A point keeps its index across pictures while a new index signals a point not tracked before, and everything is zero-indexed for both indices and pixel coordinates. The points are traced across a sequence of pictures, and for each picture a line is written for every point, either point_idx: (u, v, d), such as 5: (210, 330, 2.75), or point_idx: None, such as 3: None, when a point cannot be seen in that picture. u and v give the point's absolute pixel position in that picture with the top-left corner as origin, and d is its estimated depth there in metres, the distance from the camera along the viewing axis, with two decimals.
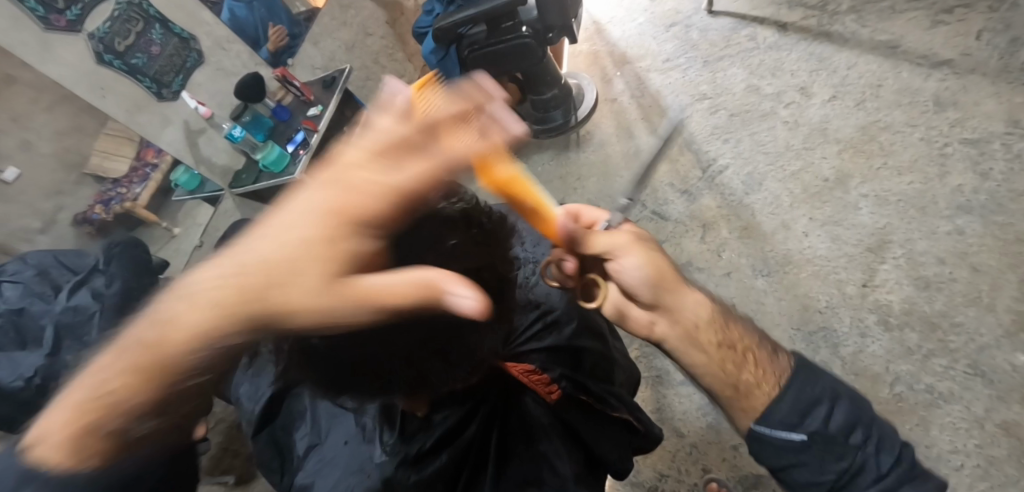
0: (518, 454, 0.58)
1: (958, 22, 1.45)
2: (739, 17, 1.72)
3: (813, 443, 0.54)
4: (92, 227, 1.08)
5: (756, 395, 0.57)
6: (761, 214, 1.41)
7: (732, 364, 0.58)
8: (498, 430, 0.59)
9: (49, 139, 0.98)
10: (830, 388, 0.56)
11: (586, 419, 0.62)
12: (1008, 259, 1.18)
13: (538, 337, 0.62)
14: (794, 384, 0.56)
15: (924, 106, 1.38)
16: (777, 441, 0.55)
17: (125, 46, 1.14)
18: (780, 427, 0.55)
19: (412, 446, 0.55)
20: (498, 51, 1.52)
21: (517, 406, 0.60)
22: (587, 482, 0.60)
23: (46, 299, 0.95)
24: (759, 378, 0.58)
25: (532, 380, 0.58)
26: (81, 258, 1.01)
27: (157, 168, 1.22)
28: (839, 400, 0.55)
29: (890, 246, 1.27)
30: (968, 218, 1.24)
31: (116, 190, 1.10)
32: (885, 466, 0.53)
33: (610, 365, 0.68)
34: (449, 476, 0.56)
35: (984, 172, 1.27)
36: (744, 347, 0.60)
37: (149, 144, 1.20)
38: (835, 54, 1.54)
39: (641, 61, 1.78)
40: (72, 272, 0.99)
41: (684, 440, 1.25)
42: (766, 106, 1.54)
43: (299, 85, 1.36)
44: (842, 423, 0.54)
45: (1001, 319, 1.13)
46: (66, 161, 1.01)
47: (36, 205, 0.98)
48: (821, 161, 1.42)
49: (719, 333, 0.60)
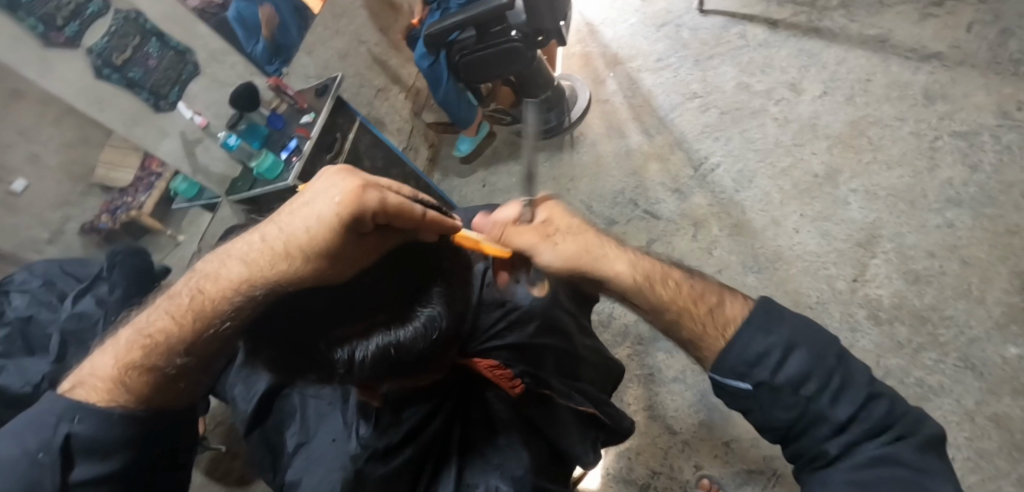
0: (479, 447, 0.60)
1: (948, 15, 1.44)
2: (730, 15, 1.72)
3: (759, 395, 0.48)
4: (99, 235, 1.16)
5: (703, 345, 0.51)
6: (752, 212, 1.42)
7: (679, 304, 0.53)
8: (462, 425, 0.61)
9: (56, 151, 1.07)
10: (790, 332, 0.48)
11: (547, 415, 0.65)
12: (998, 251, 1.18)
13: (499, 336, 0.64)
14: (744, 334, 0.49)
15: (914, 100, 1.38)
16: (724, 384, 0.50)
17: (123, 60, 1.17)
18: (726, 373, 0.49)
19: (381, 441, 0.56)
20: (487, 55, 1.54)
21: (481, 398, 0.63)
22: (551, 473, 0.63)
23: (52, 306, 1.00)
24: (701, 305, 0.53)
25: (495, 375, 0.59)
26: (84, 266, 1.08)
27: (161, 178, 1.28)
28: (795, 347, 0.48)
29: (880, 241, 1.27)
30: (958, 211, 1.24)
31: (122, 199, 1.18)
32: (843, 415, 0.46)
33: (575, 362, 0.72)
34: (414, 470, 0.58)
35: (974, 164, 1.27)
36: (679, 308, 0.52)
37: (153, 155, 1.26)
38: (825, 50, 1.54)
39: (633, 62, 1.79)
40: (77, 278, 1.05)
41: (676, 437, 1.26)
42: (756, 103, 1.55)
43: (292, 94, 1.38)
44: (793, 375, 0.47)
45: (992, 311, 1.13)
46: (72, 172, 1.09)
47: (43, 215, 1.07)
48: (811, 157, 1.42)
49: (653, 291, 0.53)
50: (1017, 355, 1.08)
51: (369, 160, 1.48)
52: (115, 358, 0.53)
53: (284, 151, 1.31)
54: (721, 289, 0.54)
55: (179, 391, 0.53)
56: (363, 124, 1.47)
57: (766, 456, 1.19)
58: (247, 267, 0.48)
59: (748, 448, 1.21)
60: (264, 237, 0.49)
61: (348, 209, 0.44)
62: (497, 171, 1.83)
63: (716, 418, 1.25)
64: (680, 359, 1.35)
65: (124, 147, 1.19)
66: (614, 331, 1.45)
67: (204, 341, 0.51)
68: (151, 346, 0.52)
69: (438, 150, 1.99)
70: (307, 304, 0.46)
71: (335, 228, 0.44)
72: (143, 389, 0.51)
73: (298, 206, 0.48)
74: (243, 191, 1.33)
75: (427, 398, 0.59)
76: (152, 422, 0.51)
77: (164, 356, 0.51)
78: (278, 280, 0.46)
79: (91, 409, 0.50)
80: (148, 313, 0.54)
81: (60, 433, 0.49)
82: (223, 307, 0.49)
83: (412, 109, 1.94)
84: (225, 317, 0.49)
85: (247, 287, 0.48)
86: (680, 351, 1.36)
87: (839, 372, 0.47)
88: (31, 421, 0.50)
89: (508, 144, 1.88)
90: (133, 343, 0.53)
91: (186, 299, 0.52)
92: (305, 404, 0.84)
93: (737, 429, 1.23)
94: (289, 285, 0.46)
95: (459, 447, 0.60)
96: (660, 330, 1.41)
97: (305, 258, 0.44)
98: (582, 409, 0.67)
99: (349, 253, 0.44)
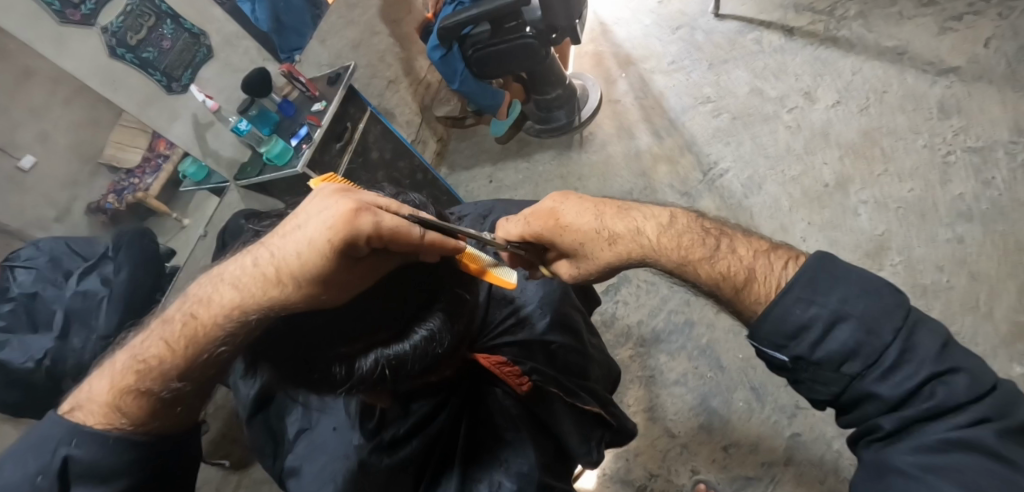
0: (485, 446, 0.60)
1: (966, 29, 1.43)
2: (746, 21, 1.71)
3: (800, 364, 0.48)
4: (105, 216, 1.11)
5: (744, 294, 0.51)
6: (760, 218, 1.41)
7: (704, 246, 0.55)
8: (469, 421, 0.62)
9: (66, 130, 1.04)
10: (839, 301, 0.46)
11: (555, 414, 0.64)
12: (1007, 268, 1.17)
13: (510, 332, 0.66)
14: (789, 295, 0.48)
15: (928, 112, 1.37)
16: (772, 356, 0.50)
17: (137, 40, 1.17)
18: (766, 343, 0.50)
19: (387, 432, 0.56)
20: (501, 50, 1.54)
21: (488, 394, 0.63)
22: (555, 472, 0.63)
23: (57, 284, 0.97)
24: (736, 274, 0.53)
25: (503, 372, 0.59)
26: (90, 245, 1.04)
27: (169, 160, 1.26)
28: (845, 319, 0.45)
29: (888, 252, 1.27)
30: (968, 226, 1.23)
31: (129, 180, 1.15)
32: (901, 390, 0.43)
33: (583, 361, 0.71)
34: (419, 463, 0.58)
35: (987, 180, 1.26)
36: (722, 256, 0.54)
37: (161, 136, 1.25)
38: (841, 59, 1.53)
39: (646, 63, 1.78)
40: (82, 257, 1.02)
41: (675, 440, 1.26)
42: (769, 109, 1.54)
43: (304, 81, 1.37)
44: (838, 350, 0.45)
45: (998, 328, 1.13)
46: (81, 151, 1.07)
47: (52, 195, 1.03)
48: (822, 166, 1.41)
49: (682, 248, 0.55)
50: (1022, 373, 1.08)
51: (378, 151, 1.47)
52: (109, 383, 0.51)
53: (294, 138, 1.31)
54: (767, 250, 0.53)
55: (177, 416, 0.50)
56: (374, 114, 1.46)
57: (764, 462, 1.18)
58: (239, 290, 0.47)
59: (746, 453, 1.20)
60: (256, 259, 0.48)
61: (341, 234, 0.43)
62: (505, 167, 1.83)
63: (716, 422, 1.25)
64: (681, 363, 1.35)
65: (134, 127, 1.18)
66: (616, 332, 1.45)
67: (200, 365, 0.49)
68: (144, 371, 0.50)
69: (447, 144, 1.99)
70: (300, 326, 0.46)
71: (328, 255, 0.43)
72: (140, 412, 0.49)
73: (289, 228, 0.46)
74: (251, 176, 1.33)
75: (438, 393, 0.59)
76: (152, 448, 0.49)
77: (158, 381, 0.49)
78: (275, 305, 0.45)
79: (92, 434, 0.47)
80: (138, 336, 0.53)
81: (58, 456, 0.47)
82: (218, 331, 0.48)
83: (423, 102, 1.94)
84: (222, 342, 0.48)
85: (242, 311, 0.47)
86: (682, 354, 1.36)
87: (896, 346, 0.44)
88: (31, 444, 0.48)
89: (517, 141, 1.88)
90: (127, 368, 0.51)
91: (178, 323, 0.50)
92: None
93: (736, 434, 1.22)
94: (281, 311, 0.46)
95: (466, 443, 0.60)
96: (662, 332, 1.41)
97: (296, 284, 0.44)
98: (589, 410, 0.67)
99: (347, 277, 0.44)
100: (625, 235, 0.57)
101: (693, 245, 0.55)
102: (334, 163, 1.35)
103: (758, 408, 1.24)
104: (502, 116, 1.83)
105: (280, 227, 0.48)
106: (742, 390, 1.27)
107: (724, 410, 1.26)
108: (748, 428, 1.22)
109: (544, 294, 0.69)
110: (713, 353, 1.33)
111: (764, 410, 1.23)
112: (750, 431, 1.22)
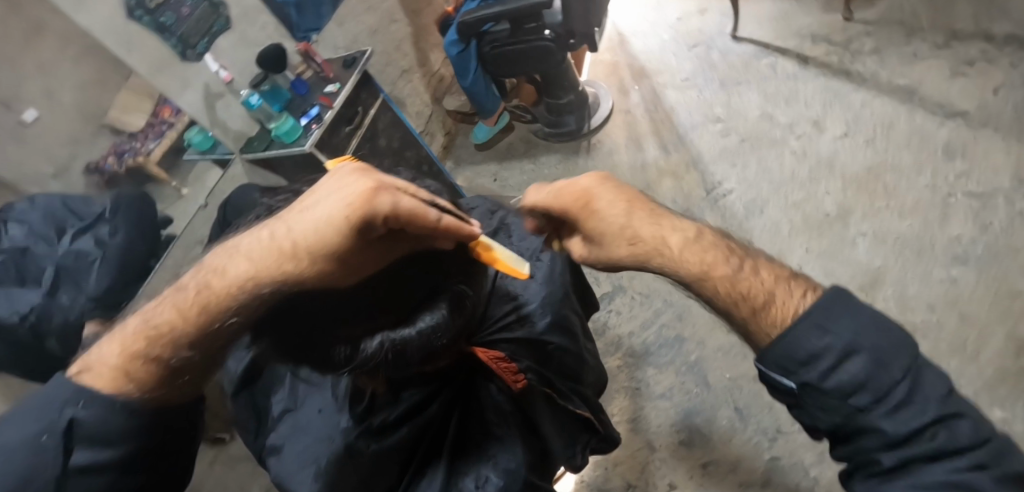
0: (474, 441, 0.59)
1: (978, 75, 1.43)
2: (762, 45, 1.71)
3: (804, 393, 0.47)
4: (102, 178, 1.10)
5: (761, 317, 0.49)
6: (759, 240, 1.42)
7: (729, 267, 0.52)
8: (460, 414, 0.61)
9: (73, 88, 1.03)
10: (853, 334, 0.45)
11: (545, 413, 0.65)
12: (998, 313, 1.18)
13: (509, 329, 0.65)
14: (802, 324, 0.47)
15: (934, 153, 1.38)
16: (778, 380, 0.49)
17: (156, 4, 1.17)
18: (777, 369, 0.49)
19: (376, 418, 0.57)
20: (518, 50, 1.55)
21: (480, 390, 0.62)
22: (539, 473, 0.63)
23: (50, 241, 0.96)
24: (757, 296, 0.50)
25: (500, 368, 0.59)
26: (87, 204, 1.02)
27: (173, 128, 1.25)
28: (857, 352, 0.45)
29: (882, 286, 1.28)
30: (963, 268, 1.25)
31: (131, 143, 1.15)
32: (906, 429, 0.43)
33: (578, 364, 0.71)
34: (405, 452, 0.58)
35: (985, 224, 1.27)
36: (747, 279, 0.51)
37: (168, 102, 1.24)
38: (852, 91, 1.54)
39: (659, 77, 1.79)
40: (77, 216, 1.00)
41: (656, 453, 1.26)
42: (777, 135, 1.55)
43: (320, 61, 1.37)
44: (849, 382, 0.45)
45: (983, 371, 1.14)
46: (85, 110, 1.05)
47: (53, 152, 1.02)
48: (825, 195, 1.43)
49: (705, 264, 0.52)
50: (1002, 417, 1.09)
51: (386, 138, 1.46)
52: (115, 351, 0.48)
53: (304, 117, 1.31)
54: (784, 275, 0.52)
55: (182, 387, 0.49)
56: (386, 101, 1.46)
57: (742, 483, 1.19)
58: (249, 266, 0.46)
59: (725, 472, 1.20)
60: (272, 233, 0.46)
61: (359, 212, 0.42)
62: (510, 167, 1.83)
63: (697, 439, 1.25)
64: (668, 377, 1.35)
65: (139, 92, 1.17)
66: (607, 341, 1.45)
67: (209, 338, 0.48)
68: (154, 337, 0.48)
69: (455, 138, 1.99)
70: (309, 305, 0.45)
71: (345, 232, 0.42)
72: (149, 380, 0.47)
73: (308, 205, 0.45)
74: (258, 151, 1.32)
75: (430, 383, 0.58)
76: (158, 418, 0.48)
77: (166, 349, 0.48)
78: (290, 279, 0.44)
79: (96, 395, 0.46)
80: (148, 304, 0.52)
81: (65, 417, 0.46)
82: (230, 303, 0.46)
83: (435, 94, 1.93)
84: (233, 314, 0.46)
85: (255, 284, 0.45)
86: (670, 369, 1.36)
87: (905, 384, 0.43)
88: (37, 404, 0.46)
89: (524, 141, 1.88)
90: (136, 333, 0.49)
91: (185, 292, 0.49)
92: None
93: (716, 453, 1.23)
94: (294, 287, 0.44)
95: (455, 434, 0.60)
96: (653, 345, 1.41)
97: (310, 263, 0.43)
98: (579, 412, 0.67)
99: (362, 256, 0.44)
100: (645, 237, 0.54)
101: (712, 261, 0.52)
102: (343, 146, 1.35)
103: (740, 429, 1.24)
104: (491, 121, 1.81)
105: (296, 203, 0.47)
106: (726, 409, 1.28)
107: (707, 428, 1.26)
108: (728, 448, 1.23)
109: (546, 295, 0.69)
110: (701, 370, 1.34)
111: (746, 431, 1.24)
112: (730, 451, 1.22)
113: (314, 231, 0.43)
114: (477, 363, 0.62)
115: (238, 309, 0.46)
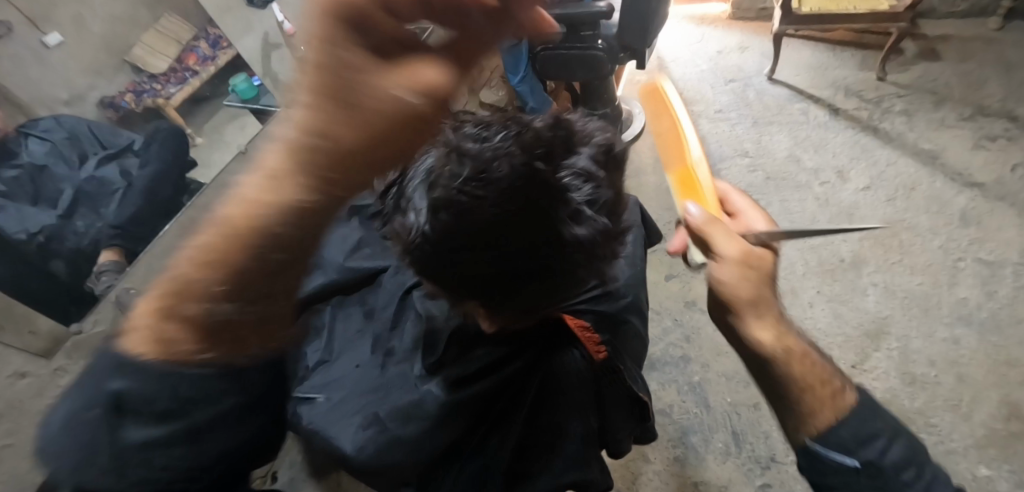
0: (547, 406, 0.62)
1: (997, 151, 1.51)
2: (796, 90, 1.77)
3: (866, 473, 0.46)
4: (116, 112, 1.29)
5: (818, 416, 0.49)
6: (774, 276, 1.46)
7: (813, 382, 0.51)
8: (541, 376, 0.61)
9: (102, 20, 1.24)
10: (886, 421, 0.48)
11: (617, 389, 0.64)
12: (994, 377, 1.23)
13: (591, 299, 0.64)
14: (857, 416, 0.48)
15: (949, 218, 1.44)
16: (817, 456, 0.48)
17: None
18: (831, 447, 0.48)
19: (457, 372, 0.60)
20: (569, 55, 1.57)
21: (561, 355, 0.61)
22: (598, 447, 0.64)
23: (70, 163, 1.14)
24: (821, 388, 0.50)
25: (583, 336, 0.60)
26: (113, 135, 1.25)
27: (197, 75, 1.47)
28: (898, 438, 0.48)
29: (886, 336, 1.32)
30: (965, 330, 1.30)
31: (149, 85, 1.37)
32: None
33: (641, 345, 0.70)
34: (480, 406, 0.61)
35: (989, 291, 1.33)
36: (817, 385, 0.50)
37: (193, 52, 1.45)
38: (878, 148, 1.60)
39: (695, 105, 1.79)
40: (102, 146, 1.22)
41: (649, 466, 1.27)
42: (802, 178, 1.60)
43: None
44: (897, 462, 0.46)
45: (975, 430, 1.18)
46: (111, 46, 1.28)
47: (74, 78, 1.21)
48: (842, 242, 1.48)
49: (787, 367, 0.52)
50: (987, 475, 1.13)
51: None
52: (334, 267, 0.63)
53: None
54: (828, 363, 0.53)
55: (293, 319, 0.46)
56: None
57: None
58: (494, 207, 0.49)
59: None
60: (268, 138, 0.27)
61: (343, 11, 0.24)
62: None
63: (691, 457, 1.27)
64: (670, 394, 1.37)
65: (169, 36, 1.38)
66: None
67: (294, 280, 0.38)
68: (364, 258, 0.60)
69: None
70: (331, 168, 0.25)
71: (341, 61, 0.25)
72: None
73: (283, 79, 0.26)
74: None
75: (507, 343, 0.60)
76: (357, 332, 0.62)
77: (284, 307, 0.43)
78: (317, 167, 0.25)
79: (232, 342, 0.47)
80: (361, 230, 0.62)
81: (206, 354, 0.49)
82: (246, 254, 0.28)
83: (471, 84, 1.94)
84: (263, 262, 0.28)
85: (273, 207, 0.27)
86: (673, 387, 1.38)
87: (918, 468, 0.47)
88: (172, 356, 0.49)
89: None
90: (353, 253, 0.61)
91: (421, 212, 0.53)
92: (333, 328, 0.91)
93: (708, 473, 1.25)
94: (313, 183, 0.26)
95: (523, 396, 0.61)
96: (657, 361, 1.43)
97: (357, 129, 0.24)
98: (640, 396, 0.64)
99: (386, 85, 0.25)
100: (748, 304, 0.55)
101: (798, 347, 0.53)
102: None
103: (734, 453, 1.27)
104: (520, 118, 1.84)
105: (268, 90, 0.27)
106: (723, 432, 1.30)
107: (701, 447, 1.28)
108: (721, 470, 1.25)
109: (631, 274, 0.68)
110: (702, 391, 1.36)
111: (739, 456, 1.26)
112: (723, 473, 1.25)
113: (319, 57, 0.25)
114: (548, 330, 0.61)
115: (473, 243, 0.50)
